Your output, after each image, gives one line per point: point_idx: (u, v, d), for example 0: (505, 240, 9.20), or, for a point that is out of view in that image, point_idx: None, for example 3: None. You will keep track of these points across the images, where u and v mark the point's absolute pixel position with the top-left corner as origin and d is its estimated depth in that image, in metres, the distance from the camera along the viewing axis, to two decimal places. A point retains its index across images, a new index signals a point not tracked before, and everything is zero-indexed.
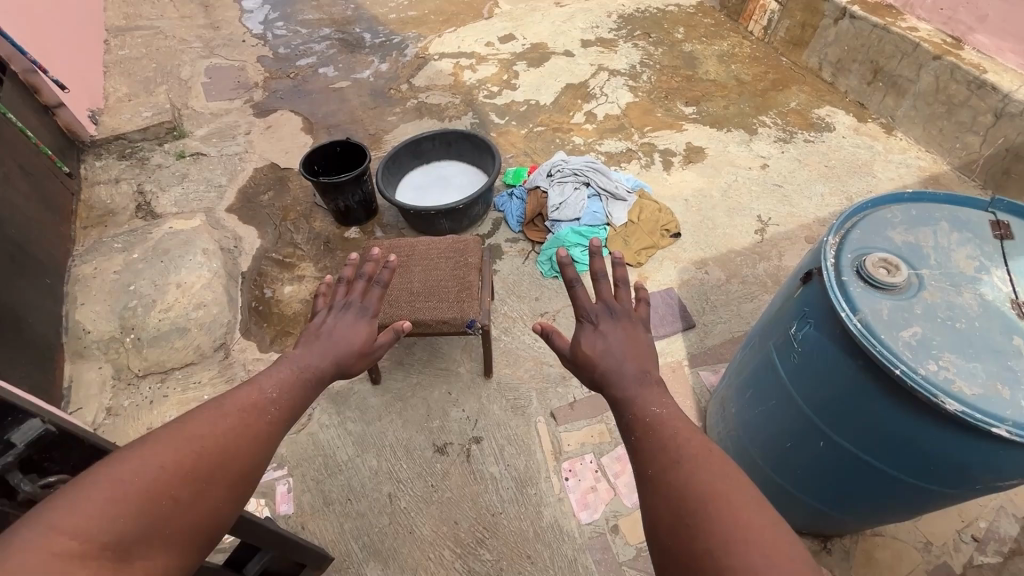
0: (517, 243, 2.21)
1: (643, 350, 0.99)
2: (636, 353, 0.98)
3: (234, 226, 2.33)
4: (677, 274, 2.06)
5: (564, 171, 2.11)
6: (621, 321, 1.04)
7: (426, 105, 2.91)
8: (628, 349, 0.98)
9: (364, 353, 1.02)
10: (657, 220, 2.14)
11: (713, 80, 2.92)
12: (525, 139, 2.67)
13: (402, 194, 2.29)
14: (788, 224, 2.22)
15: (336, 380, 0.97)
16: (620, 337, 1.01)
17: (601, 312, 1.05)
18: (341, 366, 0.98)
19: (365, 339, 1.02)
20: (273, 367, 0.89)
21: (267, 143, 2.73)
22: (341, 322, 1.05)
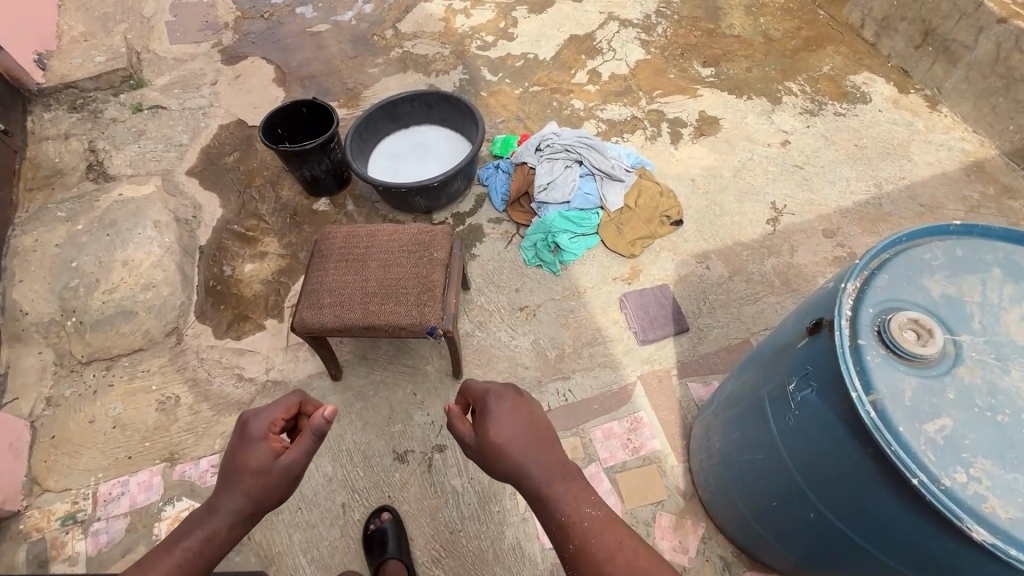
0: (501, 225, 1.99)
1: (545, 435, 0.90)
2: (540, 443, 0.89)
3: (193, 192, 2.13)
4: (675, 268, 1.86)
5: (555, 145, 1.85)
6: (515, 398, 0.93)
7: (412, 55, 2.60)
8: (528, 438, 0.89)
9: (260, 486, 0.87)
10: (657, 205, 1.91)
11: (737, 36, 2.57)
12: (519, 100, 2.39)
13: (376, 165, 2.05)
14: (805, 214, 1.98)
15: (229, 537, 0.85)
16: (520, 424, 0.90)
17: (493, 391, 0.93)
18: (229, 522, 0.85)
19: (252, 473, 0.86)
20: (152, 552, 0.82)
21: (234, 96, 2.47)
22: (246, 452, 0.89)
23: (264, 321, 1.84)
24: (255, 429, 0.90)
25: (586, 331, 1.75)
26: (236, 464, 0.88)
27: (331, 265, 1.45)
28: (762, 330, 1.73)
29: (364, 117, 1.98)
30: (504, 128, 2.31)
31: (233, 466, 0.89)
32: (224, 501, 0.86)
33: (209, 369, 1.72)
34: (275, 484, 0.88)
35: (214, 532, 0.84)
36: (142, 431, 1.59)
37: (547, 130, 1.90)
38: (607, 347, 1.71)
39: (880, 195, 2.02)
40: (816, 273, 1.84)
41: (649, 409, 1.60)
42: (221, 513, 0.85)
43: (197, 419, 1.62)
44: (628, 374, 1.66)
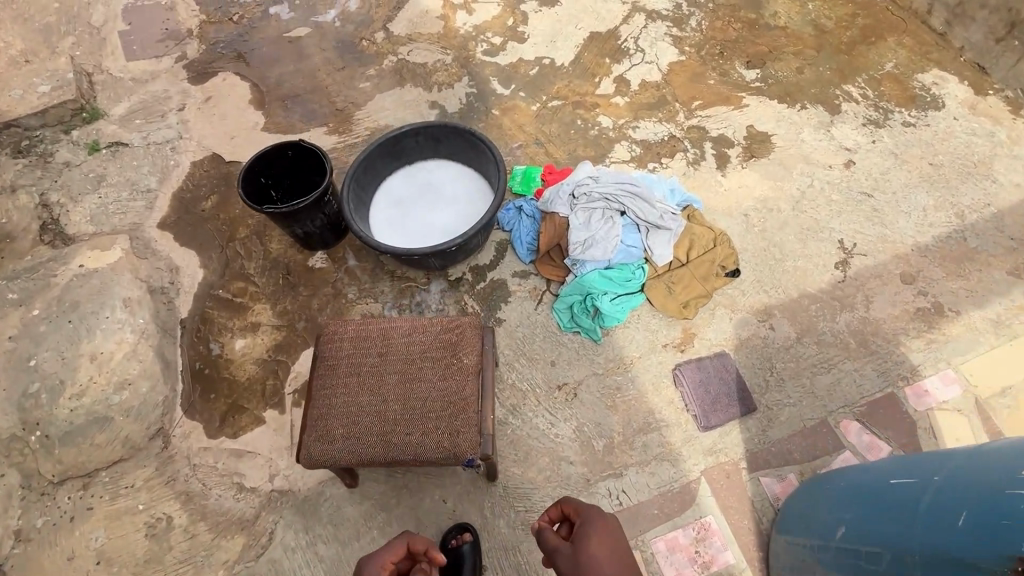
0: (528, 281, 1.73)
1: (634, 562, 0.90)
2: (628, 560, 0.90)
3: (168, 251, 1.84)
4: (734, 330, 1.61)
5: (592, 193, 1.56)
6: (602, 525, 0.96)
7: (409, 64, 2.25)
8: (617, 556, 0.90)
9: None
10: (712, 257, 1.63)
11: (783, 28, 2.23)
12: (537, 118, 2.07)
13: (378, 214, 1.76)
14: (879, 254, 1.71)
15: None
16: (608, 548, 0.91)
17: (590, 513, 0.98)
18: None
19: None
20: None
21: (207, 124, 2.13)
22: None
23: (263, 412, 1.59)
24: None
25: (637, 414, 1.51)
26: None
27: (340, 381, 1.19)
28: (840, 406, 1.49)
29: (362, 160, 1.67)
30: (523, 155, 1.99)
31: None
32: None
33: (204, 479, 1.48)
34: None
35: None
36: (132, 564, 1.37)
37: (580, 172, 1.62)
38: (664, 434, 1.48)
39: (963, 227, 1.75)
40: (897, 329, 1.59)
41: (718, 512, 1.38)
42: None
43: (195, 545, 1.40)
44: (690, 469, 1.43)
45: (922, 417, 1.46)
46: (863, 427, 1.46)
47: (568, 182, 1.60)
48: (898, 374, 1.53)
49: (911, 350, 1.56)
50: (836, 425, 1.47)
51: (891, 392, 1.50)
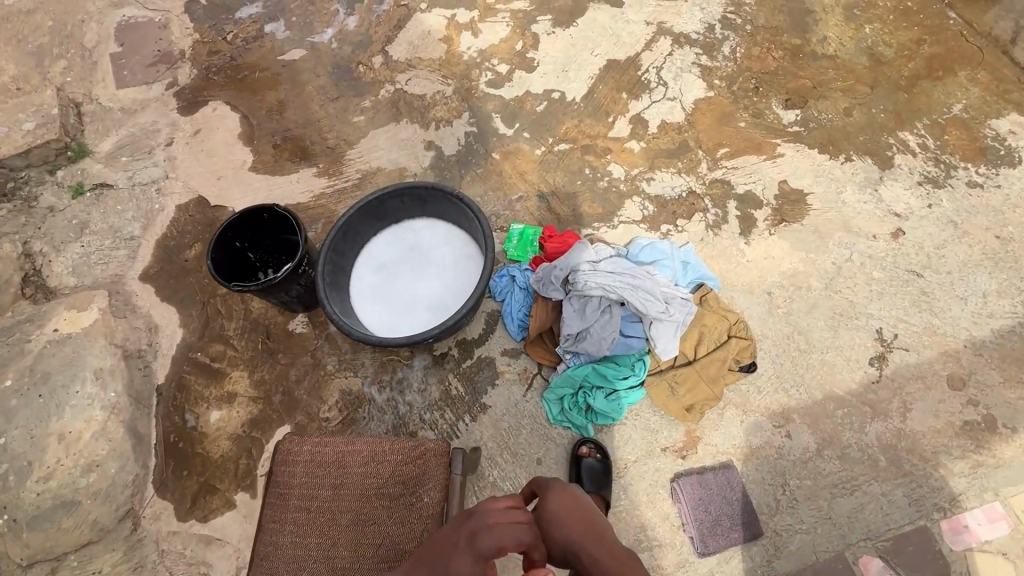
0: (518, 362, 1.58)
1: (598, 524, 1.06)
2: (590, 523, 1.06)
3: (148, 308, 1.77)
4: (744, 437, 1.43)
5: (588, 283, 1.40)
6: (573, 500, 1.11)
7: (407, 96, 2.07)
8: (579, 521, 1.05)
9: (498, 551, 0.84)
10: (724, 354, 1.43)
11: (832, 59, 1.93)
12: (542, 165, 1.87)
13: (359, 282, 1.63)
14: (924, 350, 1.48)
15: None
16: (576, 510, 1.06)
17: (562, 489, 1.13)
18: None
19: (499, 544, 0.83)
20: None
21: (194, 162, 2.03)
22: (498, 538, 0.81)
23: (234, 495, 1.52)
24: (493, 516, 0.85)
25: (628, 529, 1.37)
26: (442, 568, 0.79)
27: (289, 516, 1.08)
28: (861, 537, 1.32)
29: (340, 228, 1.53)
30: (522, 208, 1.81)
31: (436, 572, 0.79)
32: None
33: (171, 568, 1.44)
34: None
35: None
36: None
37: (574, 255, 1.45)
38: (656, 555, 1.34)
39: None
40: (938, 446, 1.38)
41: None
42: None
43: None
44: None
45: (957, 559, 1.28)
46: (884, 565, 1.29)
47: (560, 267, 1.44)
48: (934, 504, 1.33)
49: (953, 473, 1.35)
50: (854, 561, 1.30)
51: (923, 526, 1.31)
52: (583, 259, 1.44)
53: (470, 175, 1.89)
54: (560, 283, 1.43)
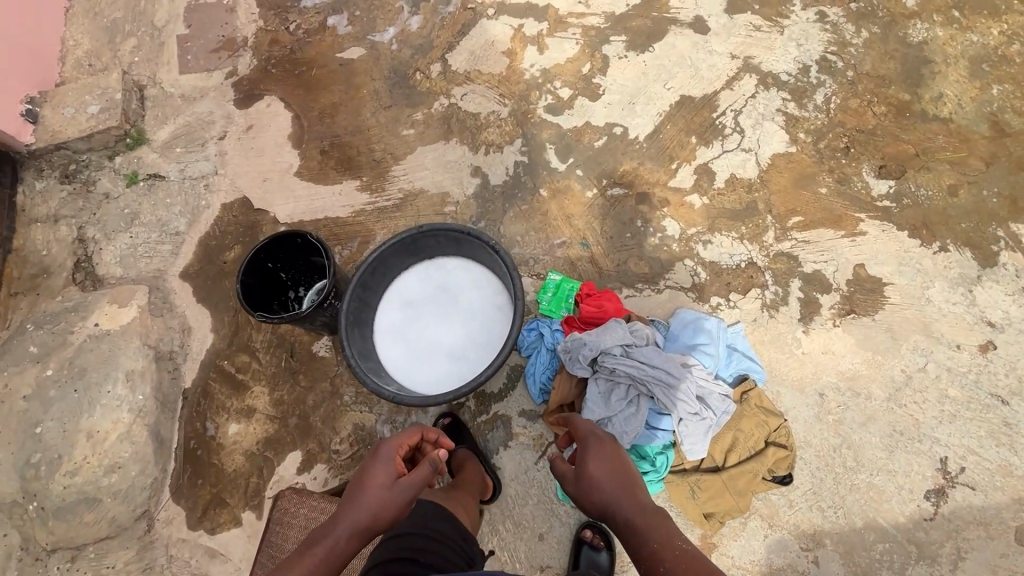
0: (534, 427, 1.52)
1: (637, 482, 1.12)
2: (630, 479, 1.11)
3: (185, 309, 1.81)
4: (765, 554, 1.32)
5: (616, 368, 1.30)
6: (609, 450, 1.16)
7: (460, 113, 1.96)
8: (619, 475, 1.11)
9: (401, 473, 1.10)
10: (757, 466, 1.30)
11: (945, 124, 1.67)
12: (591, 209, 1.74)
13: (384, 317, 1.60)
14: (994, 492, 1.30)
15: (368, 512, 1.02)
16: (616, 464, 1.13)
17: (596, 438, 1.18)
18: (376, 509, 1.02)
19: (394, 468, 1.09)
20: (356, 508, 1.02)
21: (243, 160, 2.02)
22: (389, 453, 1.11)
23: (242, 512, 1.57)
24: (385, 449, 1.12)
25: None
26: (363, 477, 1.07)
27: None
28: None
29: (368, 267, 1.49)
30: (563, 255, 1.70)
31: (360, 479, 1.08)
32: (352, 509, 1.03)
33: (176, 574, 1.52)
34: (394, 504, 1.04)
35: (334, 543, 1.00)
36: None
37: (605, 333, 1.34)
38: None
39: None
40: None
41: None
42: (345, 524, 1.02)
43: None
44: None
45: None
46: None
47: (589, 344, 1.33)
48: None
49: None
50: None
51: None
52: (615, 338, 1.33)
53: (514, 211, 1.78)
54: (587, 361, 1.32)
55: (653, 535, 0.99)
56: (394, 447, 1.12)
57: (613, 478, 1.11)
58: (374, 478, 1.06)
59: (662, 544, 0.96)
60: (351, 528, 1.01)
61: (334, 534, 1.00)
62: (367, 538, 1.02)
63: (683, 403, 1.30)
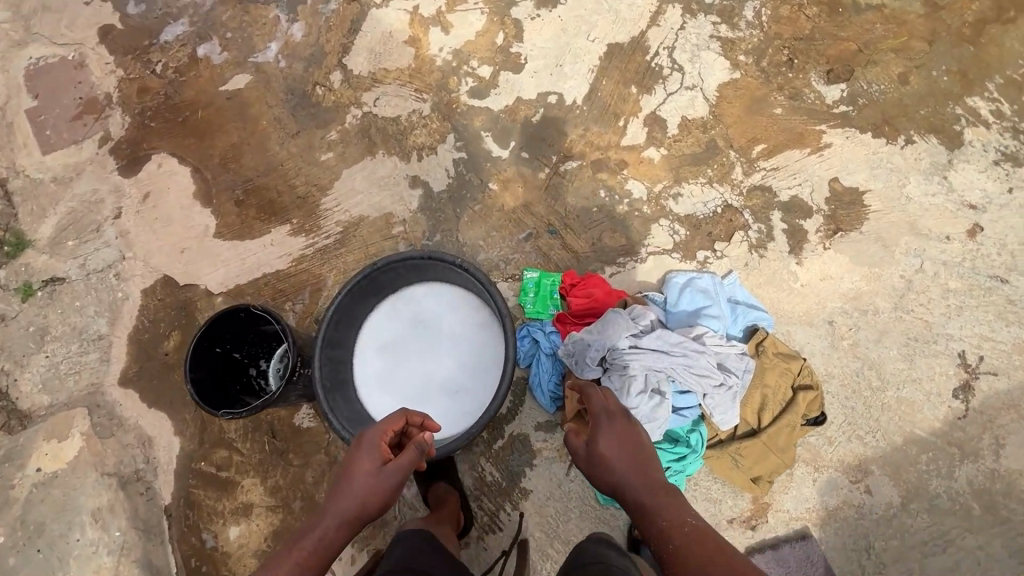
0: (554, 437, 1.43)
1: (652, 455, 1.00)
2: (646, 456, 0.99)
3: (138, 419, 1.60)
4: (818, 498, 1.28)
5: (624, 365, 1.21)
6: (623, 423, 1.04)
7: (378, 121, 1.76)
8: (633, 451, 0.99)
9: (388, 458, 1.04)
10: (793, 417, 1.24)
11: (879, 11, 1.60)
12: (548, 191, 1.61)
13: (364, 370, 1.44)
14: (1015, 373, 1.30)
15: (354, 502, 0.97)
16: (632, 443, 1.01)
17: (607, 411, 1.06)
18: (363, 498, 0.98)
19: (380, 455, 1.03)
20: (342, 499, 0.98)
21: (151, 235, 1.77)
22: (374, 439, 1.05)
23: None
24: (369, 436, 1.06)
25: None
26: (350, 466, 1.02)
27: None
28: None
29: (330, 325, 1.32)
30: (533, 248, 1.57)
31: (346, 468, 1.02)
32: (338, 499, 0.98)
33: None
34: (381, 490, 0.99)
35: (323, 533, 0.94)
36: None
37: (606, 326, 1.24)
38: None
39: None
40: None
41: None
42: (334, 513, 0.97)
43: None
44: None
45: None
46: None
47: (592, 344, 1.23)
48: None
49: None
50: None
51: None
52: (618, 329, 1.24)
53: (468, 214, 1.63)
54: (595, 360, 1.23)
55: (663, 511, 0.89)
56: (379, 434, 1.05)
57: (627, 453, 0.99)
58: (361, 465, 1.01)
59: (677, 531, 0.85)
60: (341, 515, 0.96)
61: (325, 523, 0.95)
62: (357, 528, 0.97)
63: (705, 375, 1.21)
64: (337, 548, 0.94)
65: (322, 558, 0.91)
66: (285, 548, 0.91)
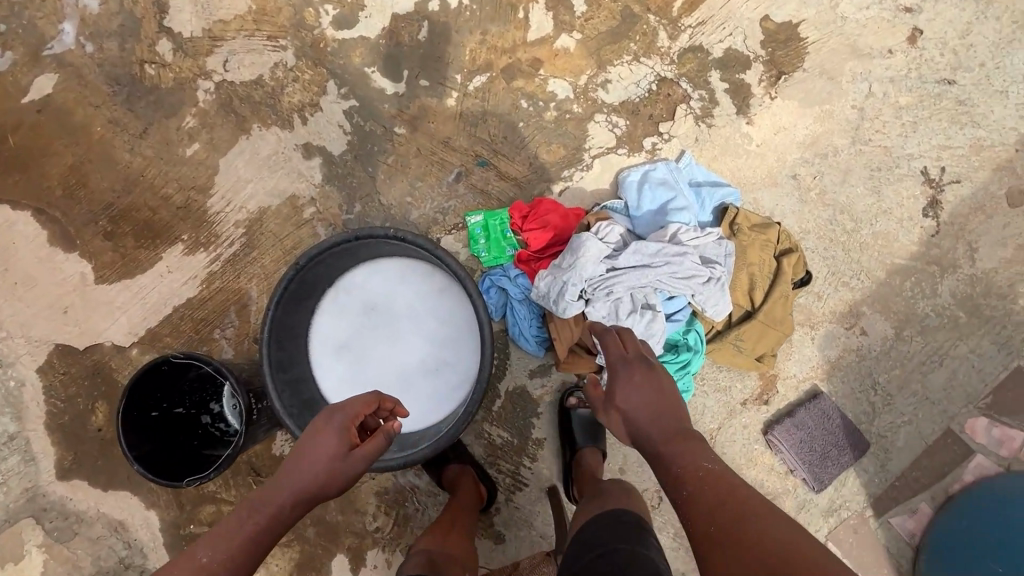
0: (551, 379, 1.35)
1: (679, 405, 0.92)
2: (670, 403, 0.91)
3: (99, 507, 1.41)
4: (820, 354, 1.28)
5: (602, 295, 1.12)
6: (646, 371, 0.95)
7: (239, 91, 1.45)
8: (654, 402, 0.91)
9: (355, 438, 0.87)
10: (783, 287, 1.19)
11: None
12: (464, 118, 1.39)
13: (329, 380, 1.29)
14: (977, 174, 1.27)
15: (308, 486, 0.81)
16: (652, 392, 0.92)
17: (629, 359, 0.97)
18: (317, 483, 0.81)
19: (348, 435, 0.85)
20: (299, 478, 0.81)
21: (19, 305, 1.46)
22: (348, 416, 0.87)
23: None
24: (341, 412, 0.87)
25: None
26: (312, 440, 0.84)
27: None
28: (962, 405, 1.25)
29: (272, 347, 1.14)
30: (468, 188, 1.38)
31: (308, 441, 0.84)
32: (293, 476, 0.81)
33: None
34: (341, 476, 0.83)
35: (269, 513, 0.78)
36: None
37: (576, 255, 1.12)
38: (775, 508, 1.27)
39: None
40: (1012, 278, 1.26)
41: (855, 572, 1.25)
42: (287, 490, 0.80)
43: None
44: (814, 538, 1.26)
45: None
46: (991, 421, 1.24)
47: (568, 278, 1.11)
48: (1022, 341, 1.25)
49: None
50: (961, 431, 1.25)
51: (1017, 369, 1.25)
52: (590, 255, 1.12)
53: (382, 171, 1.41)
54: (575, 295, 1.12)
55: (677, 457, 0.84)
56: (352, 414, 0.87)
57: (646, 404, 0.91)
58: (326, 443, 0.83)
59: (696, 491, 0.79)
60: (295, 490, 0.80)
61: (279, 498, 0.79)
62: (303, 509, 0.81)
63: (692, 275, 1.13)
64: (285, 526, 0.80)
65: (268, 533, 0.77)
66: (228, 524, 0.76)
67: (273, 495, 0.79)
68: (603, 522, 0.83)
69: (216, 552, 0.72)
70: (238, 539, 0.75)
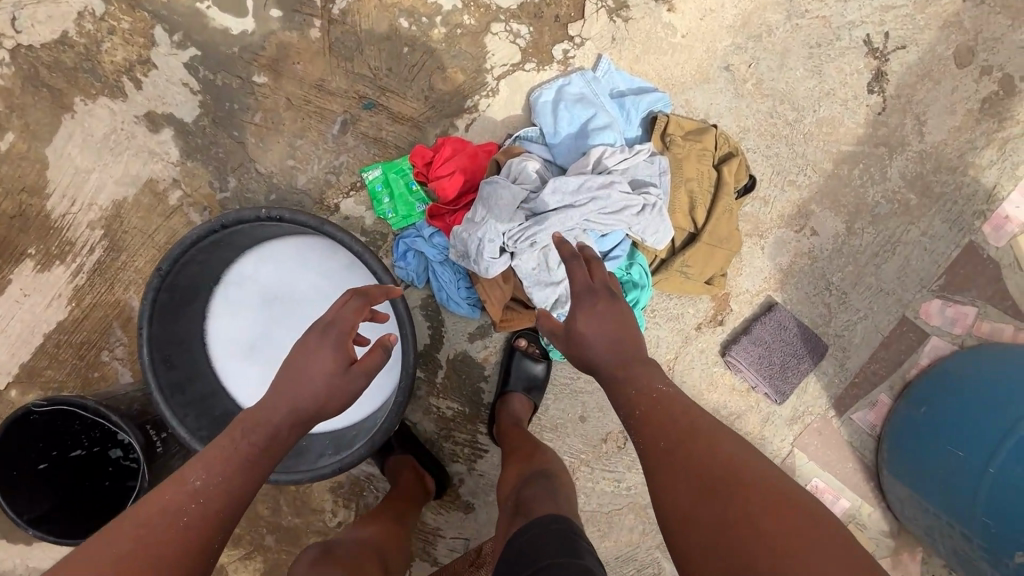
0: (494, 339, 1.23)
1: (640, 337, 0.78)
2: (631, 336, 0.77)
3: (25, 563, 1.28)
4: (771, 263, 1.19)
5: (526, 247, 0.97)
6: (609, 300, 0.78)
7: (44, 56, 1.14)
8: (620, 335, 0.76)
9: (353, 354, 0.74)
10: (728, 198, 1.06)
11: None
12: (335, 53, 1.14)
13: (243, 388, 1.13)
14: (923, 35, 1.13)
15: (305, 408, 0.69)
16: (614, 322, 0.77)
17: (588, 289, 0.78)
18: (311, 408, 0.70)
19: (343, 352, 0.72)
20: (293, 403, 0.69)
21: None
22: (342, 330, 0.73)
23: None
24: (332, 328, 0.73)
25: None
26: (303, 359, 0.71)
27: None
28: (916, 291, 1.20)
29: (156, 371, 0.96)
30: (359, 139, 1.17)
31: (299, 360, 0.71)
32: (285, 401, 0.69)
33: None
34: (343, 398, 0.72)
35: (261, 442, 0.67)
36: None
37: (488, 206, 0.97)
38: (740, 426, 1.24)
39: None
40: (962, 147, 1.17)
41: (822, 470, 1.26)
42: (282, 411, 0.68)
43: None
44: (780, 448, 1.25)
45: (1005, 255, 1.19)
46: (944, 301, 1.20)
47: (482, 233, 0.96)
48: (973, 214, 1.18)
49: (982, 169, 1.17)
50: (916, 316, 1.21)
51: (968, 244, 1.19)
52: (502, 203, 0.97)
53: (250, 133, 1.17)
54: (494, 250, 0.97)
55: (634, 381, 0.73)
56: (346, 328, 0.73)
57: (604, 334, 0.76)
58: (318, 363, 0.70)
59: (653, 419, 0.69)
60: (292, 408, 0.69)
61: (275, 421, 0.68)
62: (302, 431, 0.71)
63: (622, 207, 0.98)
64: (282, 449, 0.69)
65: (267, 455, 0.67)
66: (218, 447, 0.65)
67: (265, 416, 0.68)
68: (532, 534, 0.72)
69: (211, 476, 0.62)
70: (231, 466, 0.64)
